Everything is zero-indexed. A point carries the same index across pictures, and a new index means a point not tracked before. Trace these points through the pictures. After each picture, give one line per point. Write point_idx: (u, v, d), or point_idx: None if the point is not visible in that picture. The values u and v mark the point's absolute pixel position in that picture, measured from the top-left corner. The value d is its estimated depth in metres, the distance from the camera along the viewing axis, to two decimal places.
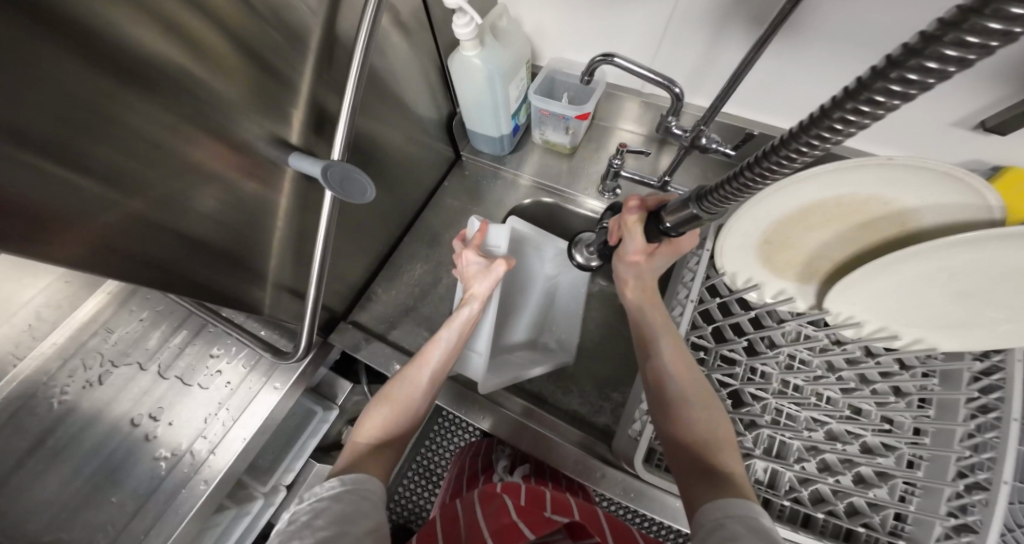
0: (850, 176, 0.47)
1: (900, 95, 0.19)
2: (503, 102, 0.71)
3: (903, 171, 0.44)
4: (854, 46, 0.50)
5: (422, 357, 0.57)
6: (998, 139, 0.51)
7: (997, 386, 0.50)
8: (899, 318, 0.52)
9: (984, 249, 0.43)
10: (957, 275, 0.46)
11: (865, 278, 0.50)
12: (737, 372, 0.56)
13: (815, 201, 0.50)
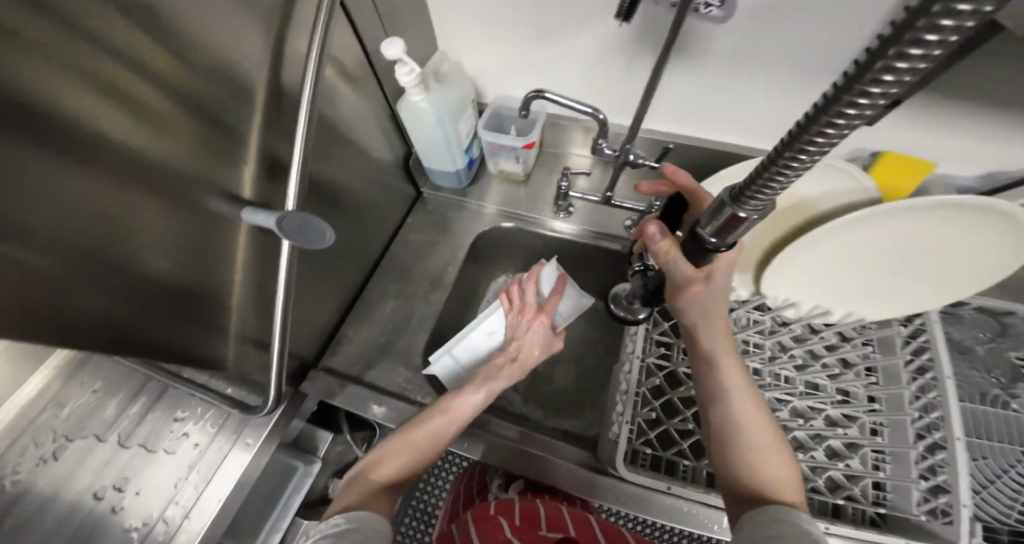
0: None
1: (940, 43, 0.16)
2: (454, 138, 0.75)
3: (803, 167, 0.50)
4: (745, 60, 0.57)
5: (454, 412, 0.55)
6: (875, 128, 0.57)
7: (925, 347, 0.56)
8: (828, 295, 0.57)
9: (879, 226, 0.48)
10: (870, 255, 0.52)
11: (790, 262, 0.54)
12: None
13: None
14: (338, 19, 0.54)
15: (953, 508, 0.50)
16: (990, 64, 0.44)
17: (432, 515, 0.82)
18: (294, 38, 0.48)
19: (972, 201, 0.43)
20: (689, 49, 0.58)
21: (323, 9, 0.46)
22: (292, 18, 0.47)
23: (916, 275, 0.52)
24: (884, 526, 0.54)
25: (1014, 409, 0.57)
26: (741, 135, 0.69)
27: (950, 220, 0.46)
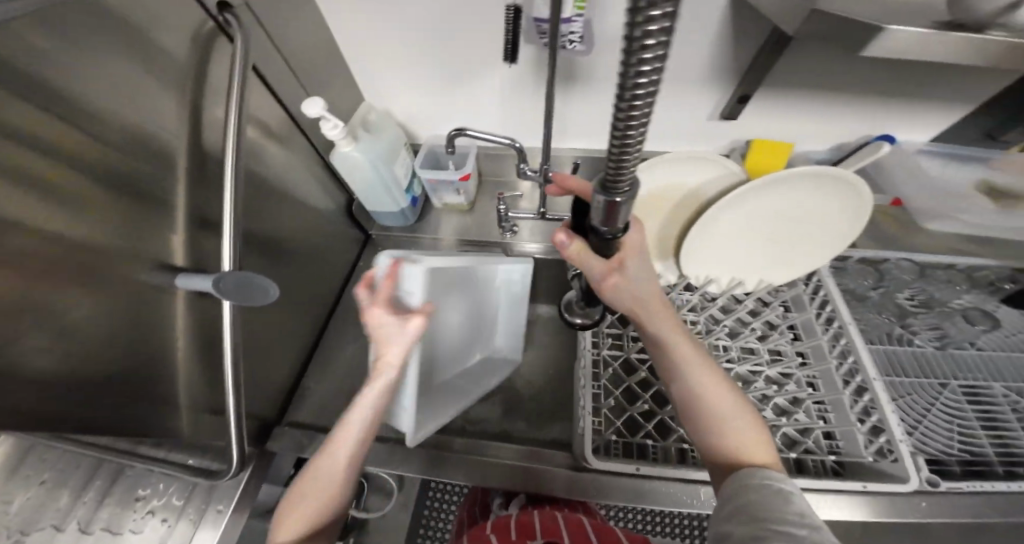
0: (661, 167, 0.58)
1: (660, 44, 0.19)
2: (390, 178, 0.78)
3: (692, 160, 0.58)
4: None
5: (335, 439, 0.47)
6: (740, 120, 0.69)
7: (827, 301, 0.64)
8: (739, 265, 0.65)
9: (760, 198, 0.57)
10: (757, 221, 0.60)
11: (699, 242, 0.61)
12: None
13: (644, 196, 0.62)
14: (255, 85, 0.57)
15: (896, 445, 0.53)
16: (796, 58, 0.58)
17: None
18: (210, 105, 0.50)
19: (822, 169, 0.52)
20: (584, 75, 0.66)
21: (233, 75, 0.47)
22: (207, 88, 0.49)
23: (803, 236, 0.61)
24: (843, 475, 0.55)
25: (919, 345, 0.62)
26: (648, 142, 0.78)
27: (813, 182, 0.55)
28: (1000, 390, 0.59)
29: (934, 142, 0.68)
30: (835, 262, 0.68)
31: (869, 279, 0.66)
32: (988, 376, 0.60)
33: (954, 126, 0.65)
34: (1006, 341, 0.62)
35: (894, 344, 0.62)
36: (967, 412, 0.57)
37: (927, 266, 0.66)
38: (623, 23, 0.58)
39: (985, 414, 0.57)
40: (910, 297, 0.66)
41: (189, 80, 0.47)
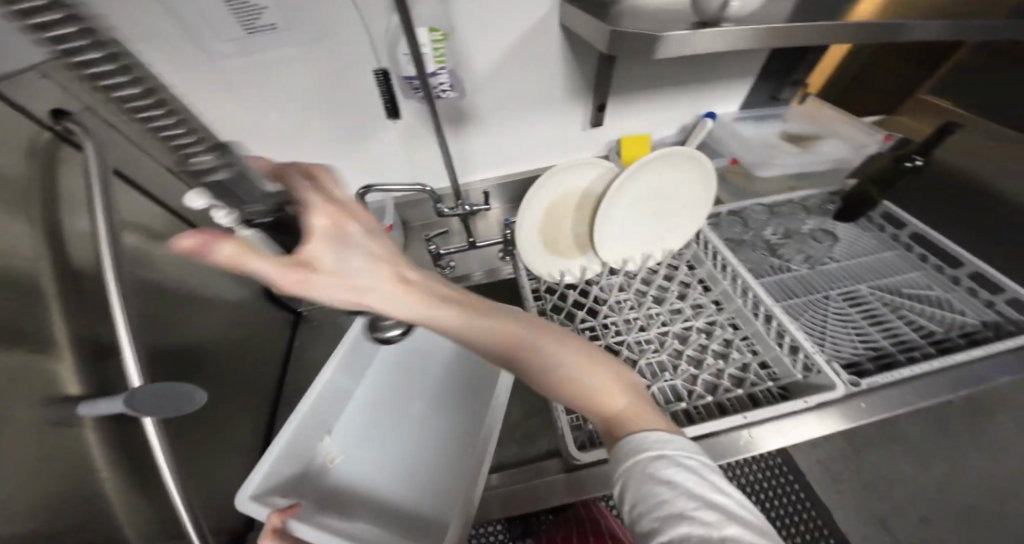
0: (557, 177, 0.68)
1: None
2: None
3: (579, 165, 0.68)
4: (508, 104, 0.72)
5: None
6: (607, 125, 0.84)
7: (717, 252, 0.75)
8: (646, 241, 0.75)
9: (641, 181, 0.67)
10: (634, 205, 0.70)
11: (608, 229, 0.70)
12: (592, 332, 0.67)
13: (552, 203, 0.70)
14: (121, 193, 0.54)
15: (814, 360, 0.59)
16: (626, 69, 0.74)
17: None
18: (72, 220, 0.46)
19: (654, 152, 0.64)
20: (467, 113, 0.76)
21: (91, 183, 0.44)
22: (62, 203, 0.45)
23: (685, 203, 0.72)
24: (790, 395, 0.61)
25: (796, 269, 0.75)
26: (539, 160, 0.89)
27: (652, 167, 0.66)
28: (868, 290, 0.71)
29: (744, 110, 0.87)
30: (710, 220, 0.81)
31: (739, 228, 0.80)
32: (856, 281, 0.72)
33: (749, 96, 0.85)
34: (853, 250, 0.77)
35: (779, 273, 0.74)
36: (852, 312, 0.68)
37: (773, 205, 0.82)
38: (484, 68, 0.69)
39: (867, 311, 0.69)
40: (774, 233, 0.80)
41: (34, 199, 0.42)
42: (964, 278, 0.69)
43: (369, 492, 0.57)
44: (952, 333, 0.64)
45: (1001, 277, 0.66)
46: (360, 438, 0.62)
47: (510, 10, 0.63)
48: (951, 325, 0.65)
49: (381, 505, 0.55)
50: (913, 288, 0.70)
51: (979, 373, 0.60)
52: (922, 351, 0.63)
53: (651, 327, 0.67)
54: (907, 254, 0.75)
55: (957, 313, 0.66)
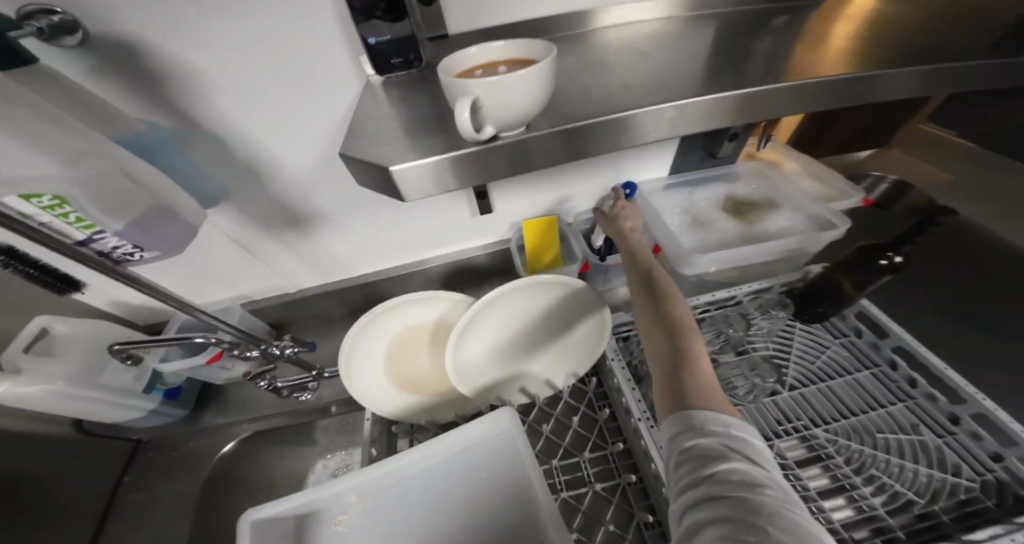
0: (388, 317, 0.52)
1: None
2: (104, 397, 0.58)
3: (410, 302, 0.52)
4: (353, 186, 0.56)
5: None
6: (504, 207, 0.65)
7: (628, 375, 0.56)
8: (540, 368, 0.56)
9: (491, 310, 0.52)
10: (508, 340, 0.55)
11: (472, 370, 0.52)
12: (441, 505, 0.47)
13: (394, 345, 0.53)
14: None
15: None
16: None
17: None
18: None
19: (523, 280, 0.52)
20: (299, 212, 0.58)
21: None
22: None
23: (581, 312, 0.54)
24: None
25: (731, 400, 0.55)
26: (424, 249, 0.70)
27: (534, 292, 0.54)
28: (825, 436, 0.51)
29: (673, 173, 0.67)
30: (620, 331, 0.58)
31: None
32: (807, 422, 0.52)
33: (678, 156, 0.64)
34: (813, 368, 0.57)
35: None
36: (800, 472, 0.49)
37: (711, 306, 0.61)
38: (300, 162, 0.51)
39: (824, 469, 0.49)
40: (710, 341, 0.60)
41: None
42: (963, 420, 0.48)
43: None
44: (948, 510, 0.44)
45: (1014, 424, 0.45)
46: (367, 534, 0.46)
47: (301, 94, 0.44)
48: (934, 491, 0.46)
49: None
50: (887, 433, 0.50)
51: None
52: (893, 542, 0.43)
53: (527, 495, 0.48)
54: (887, 374, 0.55)
55: (946, 475, 0.46)
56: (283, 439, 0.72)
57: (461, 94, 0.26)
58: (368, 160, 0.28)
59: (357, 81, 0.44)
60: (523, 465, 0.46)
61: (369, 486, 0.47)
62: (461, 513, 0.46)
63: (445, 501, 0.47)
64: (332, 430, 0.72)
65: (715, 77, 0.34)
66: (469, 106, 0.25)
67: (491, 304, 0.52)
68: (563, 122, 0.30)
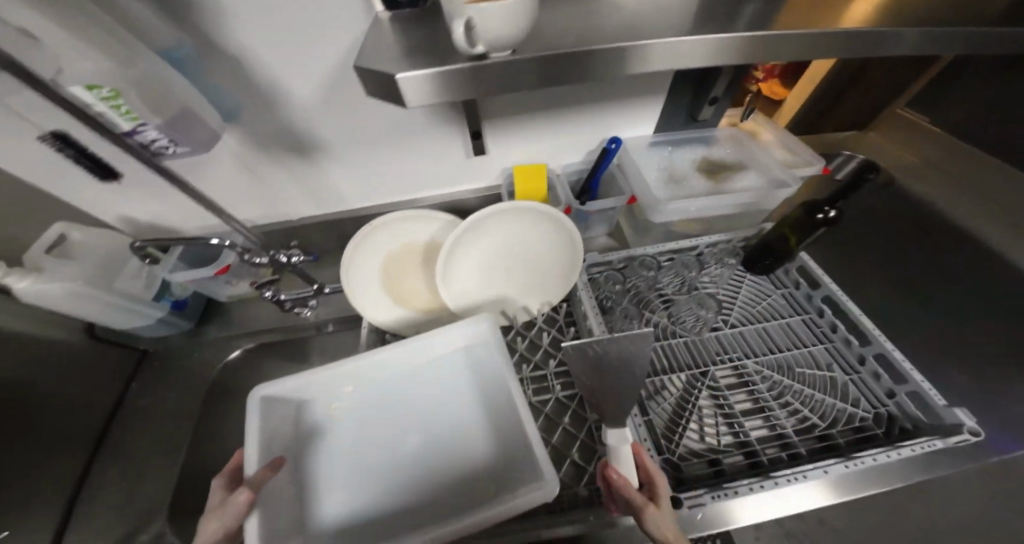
0: (382, 233, 0.58)
1: None
2: (123, 299, 0.63)
3: (402, 219, 0.57)
4: (358, 117, 0.60)
5: None
6: (496, 151, 0.70)
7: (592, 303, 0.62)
8: (516, 291, 0.62)
9: (477, 234, 0.57)
10: (499, 260, 0.61)
11: (454, 285, 0.58)
12: (425, 398, 0.54)
13: (386, 261, 0.60)
14: None
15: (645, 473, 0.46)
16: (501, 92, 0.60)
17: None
18: None
19: (525, 203, 0.56)
20: (302, 138, 0.62)
21: None
22: None
23: (558, 243, 0.60)
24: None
25: (679, 336, 0.63)
26: (419, 187, 0.75)
27: (534, 219, 0.57)
28: (755, 367, 0.59)
29: (658, 133, 0.72)
30: (590, 270, 0.66)
31: (617, 283, 0.65)
32: (742, 355, 0.60)
33: (663, 118, 0.69)
34: (752, 312, 0.64)
35: (663, 338, 0.63)
36: (728, 396, 0.57)
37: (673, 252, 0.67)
38: (307, 90, 0.55)
39: (747, 395, 0.58)
40: (669, 283, 0.67)
41: None
42: (868, 360, 0.57)
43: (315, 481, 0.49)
44: (838, 429, 0.54)
45: (907, 364, 0.54)
46: (355, 418, 0.53)
47: (314, 26, 0.48)
48: (833, 416, 0.55)
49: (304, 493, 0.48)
50: (805, 367, 0.59)
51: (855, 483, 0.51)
52: (793, 453, 0.53)
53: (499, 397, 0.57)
54: (816, 320, 0.62)
55: (844, 403, 0.56)
56: (280, 356, 0.79)
57: (457, 14, 0.31)
58: (375, 72, 0.33)
59: (365, 11, 0.48)
60: (496, 359, 0.52)
61: (362, 373, 0.53)
62: (440, 405, 0.54)
63: (426, 399, 0.54)
64: (327, 347, 0.80)
65: (681, 30, 0.40)
66: (461, 26, 0.31)
67: (491, 218, 0.56)
68: (547, 52, 0.35)
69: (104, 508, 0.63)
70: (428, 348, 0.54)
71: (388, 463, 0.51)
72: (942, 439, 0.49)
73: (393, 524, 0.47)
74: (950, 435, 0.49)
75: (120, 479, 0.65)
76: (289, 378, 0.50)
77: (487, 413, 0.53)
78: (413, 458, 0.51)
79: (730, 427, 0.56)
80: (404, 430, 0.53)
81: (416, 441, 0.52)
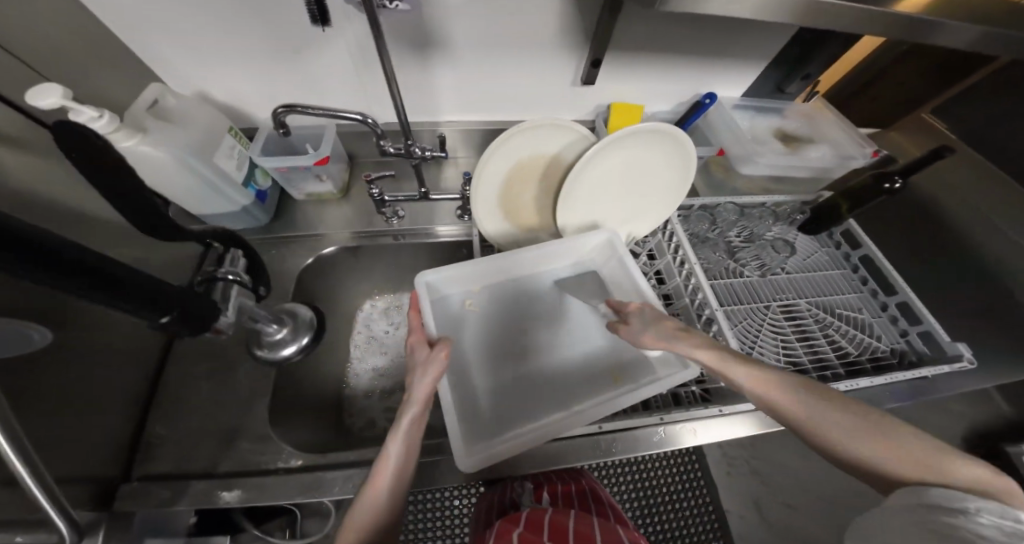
0: (514, 143, 0.61)
1: None
2: (216, 177, 0.60)
3: (536, 130, 0.60)
4: (496, 21, 0.60)
5: (377, 476, 0.43)
6: (601, 86, 0.73)
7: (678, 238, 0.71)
8: (613, 217, 0.71)
9: (604, 158, 0.61)
10: (627, 177, 0.66)
11: (570, 201, 0.65)
12: (547, 303, 0.66)
13: (508, 171, 0.64)
14: None
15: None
16: (638, 25, 0.62)
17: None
18: None
19: (679, 131, 0.61)
20: (432, 33, 0.60)
21: None
22: None
23: (663, 175, 0.67)
24: (710, 399, 0.64)
25: (747, 275, 0.75)
26: (514, 110, 0.77)
27: (674, 153, 0.64)
28: (805, 306, 0.72)
29: (744, 96, 0.79)
30: (681, 210, 0.75)
31: (707, 222, 0.75)
32: (797, 296, 0.73)
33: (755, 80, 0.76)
34: (803, 264, 0.78)
35: (731, 277, 0.73)
36: (786, 325, 0.70)
37: (745, 206, 0.77)
38: None
39: (798, 326, 0.71)
40: (737, 234, 0.77)
41: None
42: (891, 307, 0.72)
43: (464, 360, 0.60)
44: (863, 357, 0.69)
45: (923, 308, 0.69)
46: (487, 312, 0.64)
47: None
48: (863, 347, 0.70)
49: (460, 372, 0.58)
50: (845, 310, 0.72)
51: (875, 395, 0.66)
52: (833, 372, 0.67)
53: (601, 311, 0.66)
54: (851, 275, 0.77)
55: (871, 338, 0.71)
56: (350, 261, 0.78)
57: None
58: None
59: None
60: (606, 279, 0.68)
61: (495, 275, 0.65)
62: (557, 308, 0.66)
63: (548, 304, 0.66)
64: (401, 260, 0.81)
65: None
66: None
67: (647, 136, 0.61)
68: None
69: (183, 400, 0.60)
70: (549, 263, 0.67)
71: (518, 356, 0.61)
72: (949, 364, 0.65)
73: (536, 404, 0.58)
74: (954, 362, 0.65)
75: (202, 373, 0.62)
76: (442, 269, 0.61)
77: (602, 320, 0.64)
78: (542, 353, 0.62)
79: (789, 350, 0.68)
80: (535, 326, 0.64)
81: (541, 338, 0.63)
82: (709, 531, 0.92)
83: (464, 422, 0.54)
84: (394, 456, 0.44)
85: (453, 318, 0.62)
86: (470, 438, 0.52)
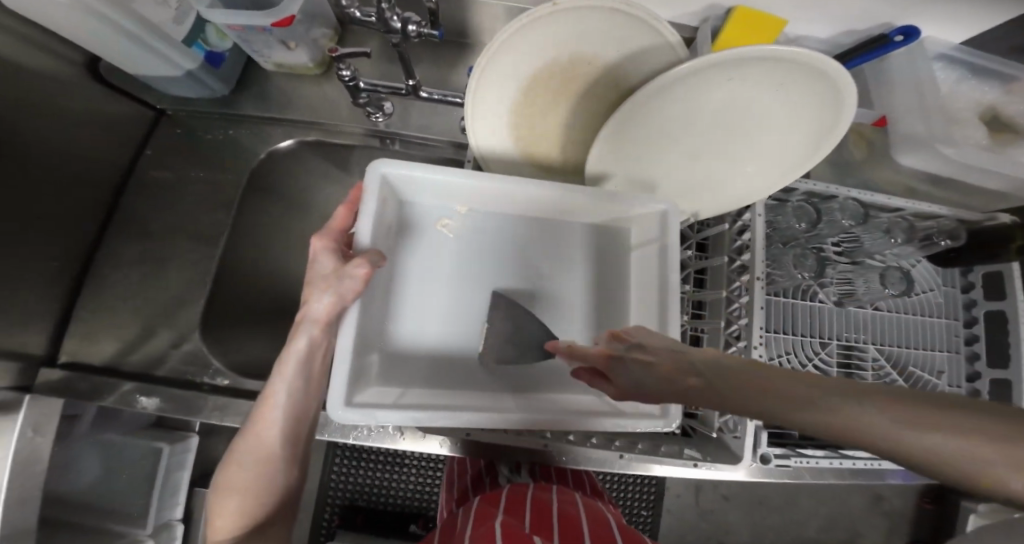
0: (552, 28, 0.40)
1: None
2: (145, 32, 0.45)
3: (586, 12, 0.39)
4: None
5: (264, 401, 0.37)
6: None
7: (748, 228, 0.49)
8: (678, 183, 0.49)
9: (695, 86, 0.38)
10: (707, 126, 0.43)
11: (614, 146, 0.44)
12: (541, 262, 0.51)
13: (534, 75, 0.44)
14: None
15: (740, 423, 0.46)
16: None
17: (394, 458, 0.82)
18: None
19: (833, 65, 0.36)
20: None
21: None
22: None
23: (773, 133, 0.44)
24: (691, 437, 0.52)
25: (820, 300, 0.55)
26: None
27: (795, 102, 0.41)
28: (873, 353, 0.55)
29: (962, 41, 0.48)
30: (775, 193, 0.54)
31: (804, 221, 0.53)
32: (870, 338, 0.55)
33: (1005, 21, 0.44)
34: (905, 302, 0.57)
35: (799, 298, 0.55)
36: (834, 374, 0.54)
37: (867, 207, 0.53)
38: None
39: (847, 377, 0.54)
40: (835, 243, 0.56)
41: None
42: (981, 381, 0.55)
43: (409, 298, 0.47)
44: None
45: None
46: (462, 247, 0.50)
47: None
48: None
49: (386, 304, 0.45)
50: (919, 369, 0.55)
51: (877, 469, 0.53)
52: None
53: (610, 309, 0.50)
54: (957, 328, 0.57)
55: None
56: (323, 155, 0.63)
57: None
58: None
59: None
60: (627, 267, 0.51)
61: (478, 197, 0.48)
62: (552, 275, 0.51)
63: (541, 262, 0.51)
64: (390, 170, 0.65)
65: None
66: None
67: (765, 66, 0.37)
68: None
69: (122, 293, 0.55)
70: (557, 216, 0.50)
71: (481, 307, 0.49)
72: None
73: (454, 375, 0.46)
74: None
75: (138, 265, 0.56)
76: (413, 168, 0.44)
77: (594, 307, 0.51)
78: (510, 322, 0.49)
79: None
80: (519, 290, 0.50)
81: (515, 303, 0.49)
82: (643, 497, 0.91)
83: (371, 362, 0.42)
84: (281, 394, 0.37)
85: (399, 227, 0.48)
86: (364, 384, 0.40)
